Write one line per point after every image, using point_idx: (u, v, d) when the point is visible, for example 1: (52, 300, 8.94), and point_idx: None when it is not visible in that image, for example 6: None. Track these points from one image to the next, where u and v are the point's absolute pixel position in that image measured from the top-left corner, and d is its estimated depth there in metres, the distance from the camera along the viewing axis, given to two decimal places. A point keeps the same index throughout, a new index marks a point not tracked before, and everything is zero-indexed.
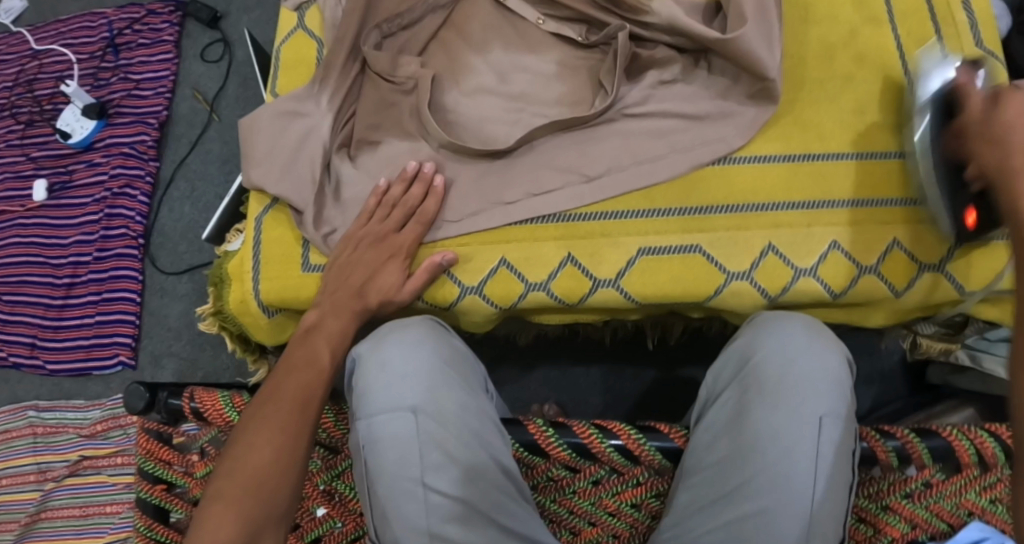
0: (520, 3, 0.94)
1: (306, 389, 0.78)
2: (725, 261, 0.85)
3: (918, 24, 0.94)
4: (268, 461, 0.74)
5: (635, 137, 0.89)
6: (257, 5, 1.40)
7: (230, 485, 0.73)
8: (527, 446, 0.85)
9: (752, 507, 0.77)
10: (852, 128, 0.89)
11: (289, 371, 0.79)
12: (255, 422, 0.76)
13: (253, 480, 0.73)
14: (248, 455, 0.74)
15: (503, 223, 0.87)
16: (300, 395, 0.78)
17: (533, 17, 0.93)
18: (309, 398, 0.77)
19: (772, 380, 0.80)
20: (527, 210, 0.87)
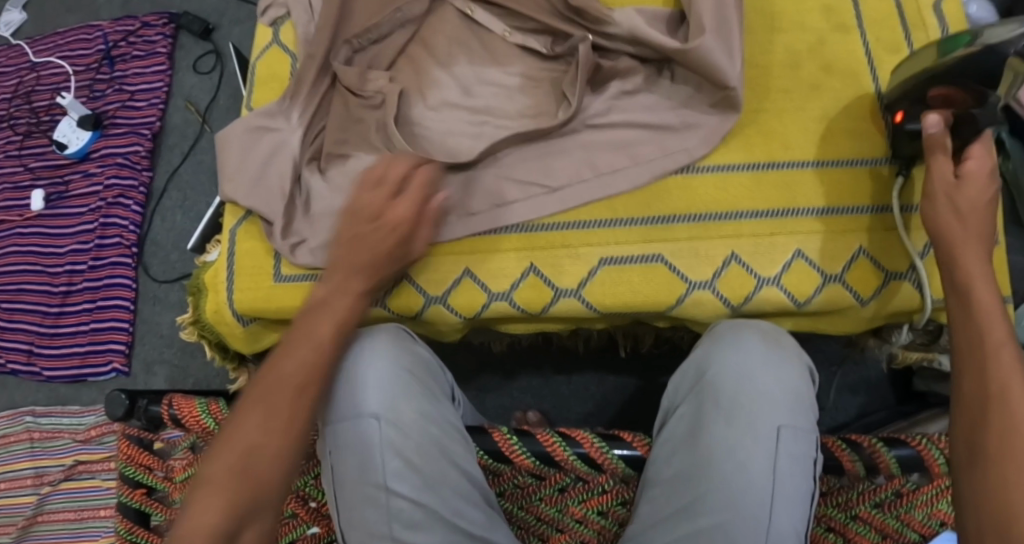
0: (488, 17, 0.96)
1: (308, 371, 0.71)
2: (687, 271, 0.86)
3: (888, 31, 0.94)
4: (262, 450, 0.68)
5: (598, 148, 0.90)
6: (249, 18, 1.43)
7: (215, 474, 0.67)
8: (492, 454, 0.85)
9: (708, 521, 0.77)
10: (816, 134, 0.90)
11: (292, 348, 0.72)
12: (250, 402, 0.70)
13: (243, 468, 0.67)
14: (241, 442, 0.68)
15: (466, 234, 0.88)
16: (300, 374, 0.71)
17: (499, 29, 0.96)
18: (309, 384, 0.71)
19: (728, 391, 0.80)
20: (492, 220, 0.88)
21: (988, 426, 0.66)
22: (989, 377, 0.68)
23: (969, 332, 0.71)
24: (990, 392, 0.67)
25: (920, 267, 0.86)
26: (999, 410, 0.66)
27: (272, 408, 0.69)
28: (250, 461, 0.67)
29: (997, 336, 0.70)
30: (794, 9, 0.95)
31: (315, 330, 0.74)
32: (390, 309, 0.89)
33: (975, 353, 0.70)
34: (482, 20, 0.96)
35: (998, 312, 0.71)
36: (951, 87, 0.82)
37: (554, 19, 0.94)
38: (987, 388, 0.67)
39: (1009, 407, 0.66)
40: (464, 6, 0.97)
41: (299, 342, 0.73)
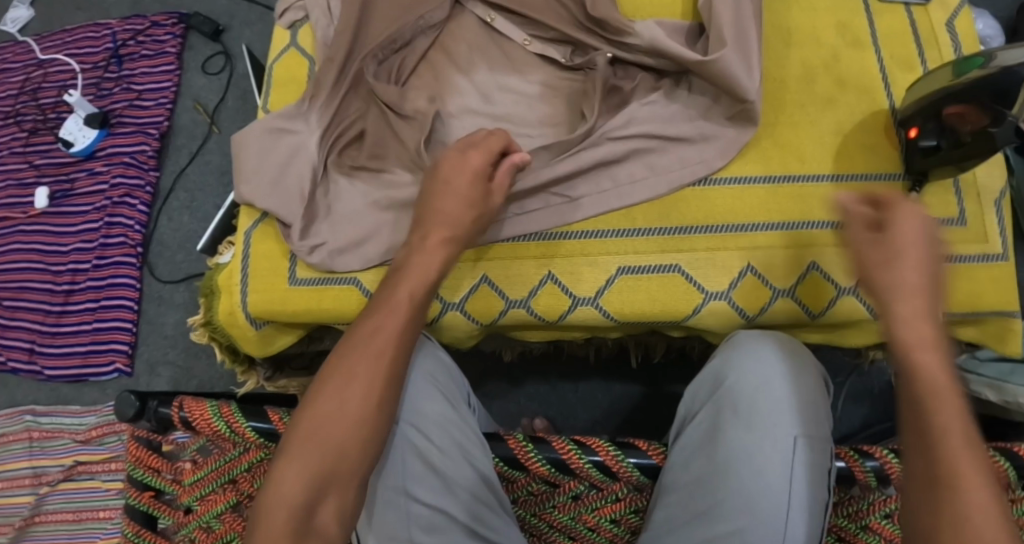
0: (507, 25, 0.97)
1: (388, 341, 0.73)
2: (703, 281, 0.87)
3: (902, 48, 0.95)
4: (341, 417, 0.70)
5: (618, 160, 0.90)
6: (258, 20, 1.43)
7: (298, 444, 0.70)
8: (507, 461, 0.83)
9: (725, 527, 0.79)
10: (831, 149, 0.91)
11: (374, 320, 0.74)
12: (333, 373, 0.72)
13: (326, 438, 0.69)
14: (323, 409, 0.70)
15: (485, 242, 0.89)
16: (381, 345, 0.73)
17: (520, 38, 0.96)
18: (387, 352, 0.72)
19: (746, 400, 0.82)
20: (512, 228, 0.88)
21: (938, 514, 0.62)
22: (936, 456, 0.63)
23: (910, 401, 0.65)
24: (933, 472, 0.63)
25: None
26: (946, 497, 0.62)
27: (351, 379, 0.71)
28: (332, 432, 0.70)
29: (946, 409, 0.63)
30: (809, 23, 0.96)
31: (396, 300, 0.75)
32: None
33: (919, 423, 0.64)
34: (502, 28, 0.97)
35: (947, 374, 0.64)
36: (967, 105, 0.83)
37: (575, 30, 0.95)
38: (933, 467, 0.63)
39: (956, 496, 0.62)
40: (484, 14, 0.98)
41: (381, 314, 0.74)
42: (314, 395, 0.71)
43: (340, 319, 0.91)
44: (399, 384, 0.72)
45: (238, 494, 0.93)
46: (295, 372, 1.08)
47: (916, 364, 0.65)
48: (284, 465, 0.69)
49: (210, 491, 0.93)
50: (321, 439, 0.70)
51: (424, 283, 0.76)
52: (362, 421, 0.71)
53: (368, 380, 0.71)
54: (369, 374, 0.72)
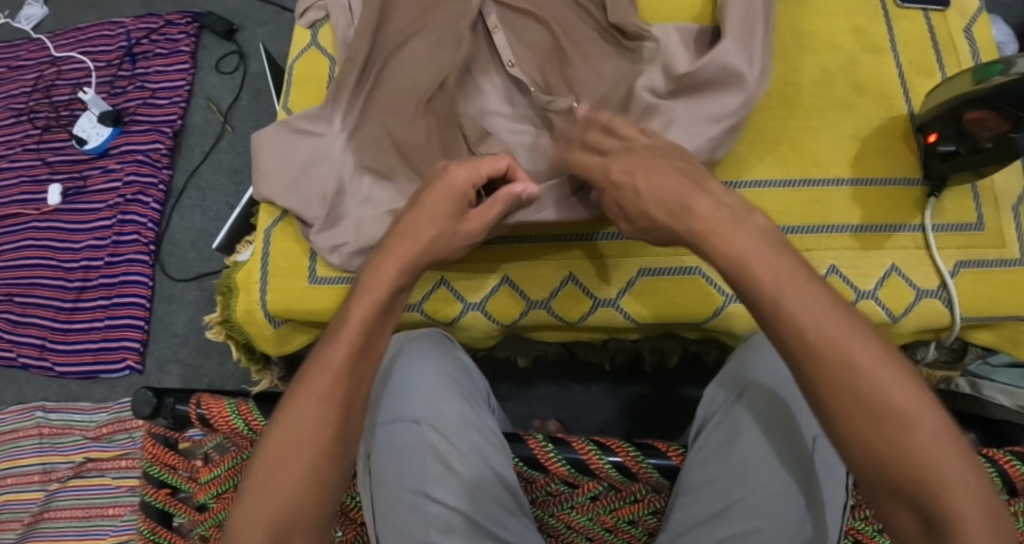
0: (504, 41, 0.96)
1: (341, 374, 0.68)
2: (725, 284, 0.87)
3: (920, 53, 0.95)
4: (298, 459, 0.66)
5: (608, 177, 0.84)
6: (272, 19, 1.43)
7: (255, 493, 0.66)
8: (528, 461, 0.85)
9: (742, 527, 0.79)
10: (850, 152, 0.92)
11: (328, 354, 0.69)
12: (285, 416, 0.67)
13: (283, 489, 0.65)
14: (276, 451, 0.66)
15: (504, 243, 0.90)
16: (334, 384, 0.68)
17: (505, 57, 0.95)
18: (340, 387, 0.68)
19: (766, 400, 0.82)
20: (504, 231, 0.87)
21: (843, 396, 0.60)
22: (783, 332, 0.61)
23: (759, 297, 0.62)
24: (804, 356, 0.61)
25: (950, 285, 0.87)
26: (831, 368, 0.60)
27: (305, 420, 0.67)
28: (289, 480, 0.66)
29: (793, 291, 0.61)
30: (828, 29, 0.96)
31: (349, 331, 0.70)
32: (425, 314, 0.90)
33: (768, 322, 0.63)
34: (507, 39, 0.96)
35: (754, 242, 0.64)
36: (987, 110, 0.82)
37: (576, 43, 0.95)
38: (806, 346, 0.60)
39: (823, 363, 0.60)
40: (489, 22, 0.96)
41: (335, 347, 0.69)
42: (268, 441, 0.67)
43: None
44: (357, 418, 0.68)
45: None
46: None
47: (752, 275, 0.62)
48: (242, 514, 0.66)
49: (227, 489, 0.93)
50: (279, 491, 0.65)
51: (382, 305, 0.71)
52: (321, 467, 0.66)
53: (322, 424, 0.67)
54: (324, 418, 0.67)
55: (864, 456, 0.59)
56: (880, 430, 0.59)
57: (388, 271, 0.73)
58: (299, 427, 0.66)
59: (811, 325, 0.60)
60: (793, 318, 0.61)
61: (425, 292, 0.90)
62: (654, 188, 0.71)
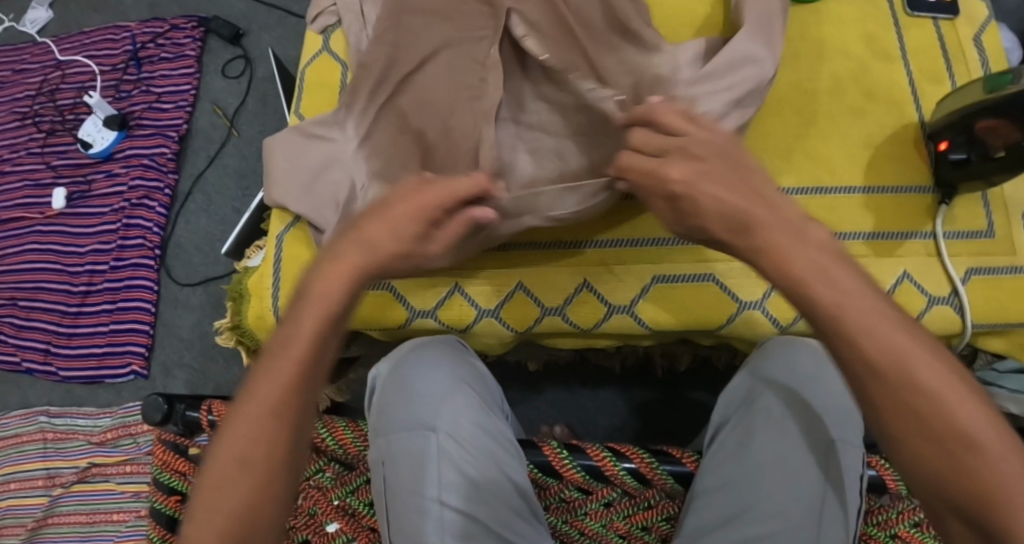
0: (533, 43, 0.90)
1: (286, 391, 0.65)
2: (738, 291, 0.88)
3: (930, 62, 0.96)
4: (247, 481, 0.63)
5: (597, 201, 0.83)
6: (278, 24, 1.42)
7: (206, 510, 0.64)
8: (542, 467, 0.86)
9: (756, 531, 0.80)
10: (861, 159, 0.93)
11: (273, 365, 0.65)
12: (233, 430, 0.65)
13: (229, 504, 0.63)
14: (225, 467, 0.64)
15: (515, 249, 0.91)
16: (279, 396, 0.64)
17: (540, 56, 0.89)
18: (286, 404, 0.64)
19: (781, 406, 0.83)
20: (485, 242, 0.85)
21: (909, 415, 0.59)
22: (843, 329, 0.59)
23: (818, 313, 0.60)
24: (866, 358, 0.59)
25: (962, 292, 0.88)
26: (897, 388, 0.58)
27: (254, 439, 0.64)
28: (234, 496, 0.63)
29: (859, 311, 0.59)
30: (839, 37, 0.97)
31: (298, 340, 0.65)
32: (440, 321, 0.90)
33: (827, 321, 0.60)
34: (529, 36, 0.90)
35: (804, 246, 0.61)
36: (999, 119, 0.83)
37: (609, 46, 0.91)
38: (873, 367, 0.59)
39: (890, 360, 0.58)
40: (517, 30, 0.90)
41: (280, 357, 0.65)
42: (214, 452, 0.64)
43: (372, 325, 0.91)
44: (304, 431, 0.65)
45: None
46: None
47: (813, 295, 0.60)
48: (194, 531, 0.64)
49: None
50: (224, 507, 0.63)
51: (334, 311, 0.66)
52: (268, 483, 0.64)
53: (271, 440, 0.64)
54: (270, 432, 0.64)
55: (926, 476, 0.58)
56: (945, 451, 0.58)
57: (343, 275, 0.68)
58: (244, 441, 0.64)
59: (879, 340, 0.59)
60: (858, 339, 0.59)
61: (440, 299, 0.90)
62: (713, 202, 0.65)
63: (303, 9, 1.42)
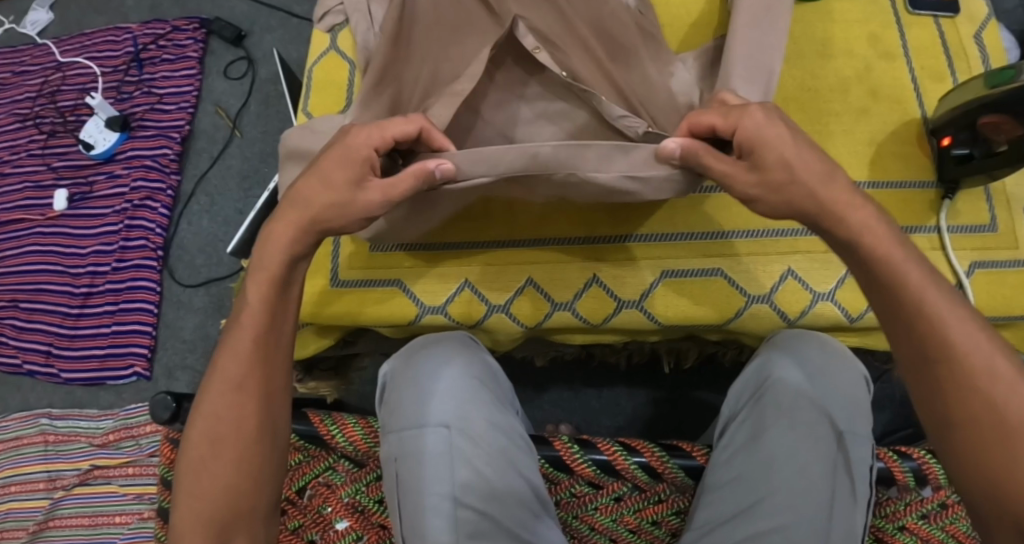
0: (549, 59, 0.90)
1: (242, 367, 0.73)
2: (745, 285, 0.89)
3: (932, 60, 0.97)
4: (221, 452, 0.72)
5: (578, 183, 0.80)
6: (281, 25, 1.42)
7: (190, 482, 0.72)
8: (554, 462, 0.86)
9: (769, 524, 0.80)
10: (866, 156, 0.94)
11: (231, 348, 0.73)
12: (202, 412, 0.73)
13: (211, 484, 0.72)
14: (200, 442, 0.72)
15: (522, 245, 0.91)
16: (238, 376, 0.73)
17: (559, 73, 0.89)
18: (242, 378, 0.72)
19: (790, 398, 0.83)
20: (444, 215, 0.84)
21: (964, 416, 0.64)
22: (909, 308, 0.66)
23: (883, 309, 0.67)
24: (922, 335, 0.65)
25: (966, 285, 0.89)
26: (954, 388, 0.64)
27: (220, 413, 0.72)
28: (216, 477, 0.72)
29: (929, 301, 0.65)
30: (842, 35, 0.98)
31: (244, 324, 0.74)
32: (450, 316, 0.91)
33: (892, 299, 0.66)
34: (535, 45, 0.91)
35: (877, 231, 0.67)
36: (1001, 115, 0.84)
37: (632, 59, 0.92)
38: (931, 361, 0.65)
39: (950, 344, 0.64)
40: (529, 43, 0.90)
41: (234, 339, 0.73)
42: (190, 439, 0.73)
43: (382, 322, 0.91)
44: (269, 397, 0.73)
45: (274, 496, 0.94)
46: (323, 375, 1.06)
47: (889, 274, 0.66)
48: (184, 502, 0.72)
49: None
50: (207, 487, 0.72)
51: (277, 279, 0.74)
52: (244, 458, 0.72)
53: (238, 417, 0.72)
54: (232, 411, 0.72)
55: (975, 472, 0.64)
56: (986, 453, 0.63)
57: (287, 252, 0.74)
58: (212, 424, 0.72)
59: (948, 339, 0.64)
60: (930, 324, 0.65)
61: (449, 294, 0.91)
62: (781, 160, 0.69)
63: (305, 11, 1.43)
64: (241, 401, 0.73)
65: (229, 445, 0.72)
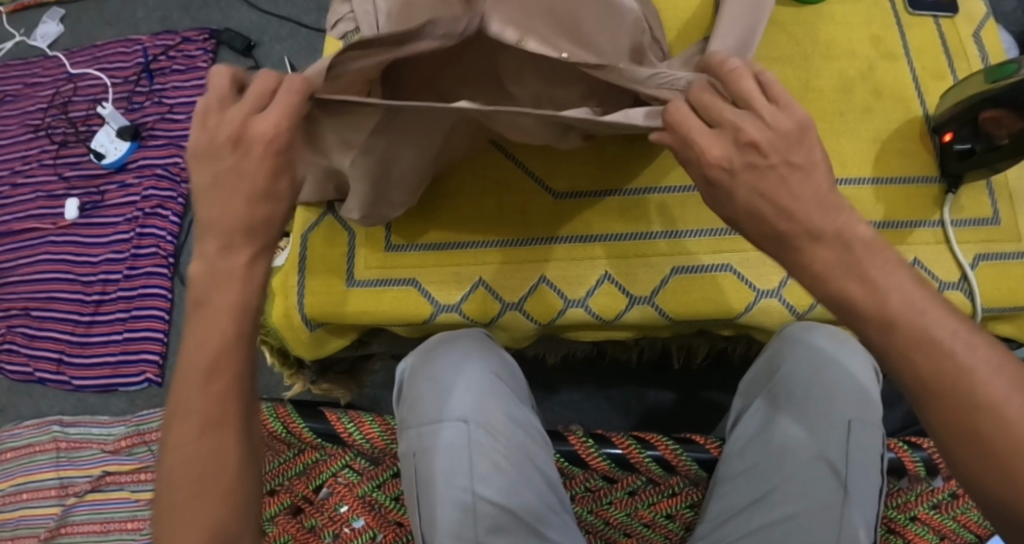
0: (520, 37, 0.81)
1: (221, 397, 0.67)
2: (755, 279, 0.90)
3: (932, 59, 1.00)
4: (209, 492, 0.66)
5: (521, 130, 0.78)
6: (290, 35, 1.44)
7: (170, 523, 0.66)
8: (569, 457, 0.88)
9: (782, 512, 0.82)
10: (870, 154, 0.96)
11: (200, 376, 0.67)
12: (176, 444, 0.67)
13: (196, 526, 0.66)
14: (179, 481, 0.66)
15: (525, 242, 0.93)
16: (209, 409, 0.67)
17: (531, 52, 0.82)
18: (224, 410, 0.67)
19: (803, 387, 0.84)
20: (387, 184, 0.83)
21: (977, 435, 0.60)
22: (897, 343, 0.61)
23: (870, 321, 0.62)
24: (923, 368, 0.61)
25: (971, 277, 0.91)
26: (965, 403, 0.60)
27: (198, 444, 0.66)
28: (204, 515, 0.66)
29: (908, 322, 0.61)
30: (844, 36, 1.00)
31: (207, 350, 0.67)
32: (465, 315, 0.92)
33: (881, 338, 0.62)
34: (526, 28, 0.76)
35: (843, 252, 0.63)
36: (1002, 109, 0.87)
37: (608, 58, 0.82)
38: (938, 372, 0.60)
39: (949, 368, 0.60)
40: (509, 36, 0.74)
41: (205, 365, 0.67)
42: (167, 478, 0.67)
43: (396, 320, 0.93)
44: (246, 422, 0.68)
45: (291, 495, 0.97)
46: (337, 377, 1.07)
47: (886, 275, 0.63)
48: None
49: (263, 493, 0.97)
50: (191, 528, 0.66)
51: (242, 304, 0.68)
52: (230, 491, 0.67)
53: (220, 450, 0.67)
54: (212, 443, 0.67)
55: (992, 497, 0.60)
56: (1005, 469, 0.59)
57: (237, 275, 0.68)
58: (192, 462, 0.66)
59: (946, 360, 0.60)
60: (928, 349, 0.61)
61: (463, 292, 0.92)
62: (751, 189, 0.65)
63: (314, 20, 1.45)
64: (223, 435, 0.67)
65: (216, 486, 0.66)
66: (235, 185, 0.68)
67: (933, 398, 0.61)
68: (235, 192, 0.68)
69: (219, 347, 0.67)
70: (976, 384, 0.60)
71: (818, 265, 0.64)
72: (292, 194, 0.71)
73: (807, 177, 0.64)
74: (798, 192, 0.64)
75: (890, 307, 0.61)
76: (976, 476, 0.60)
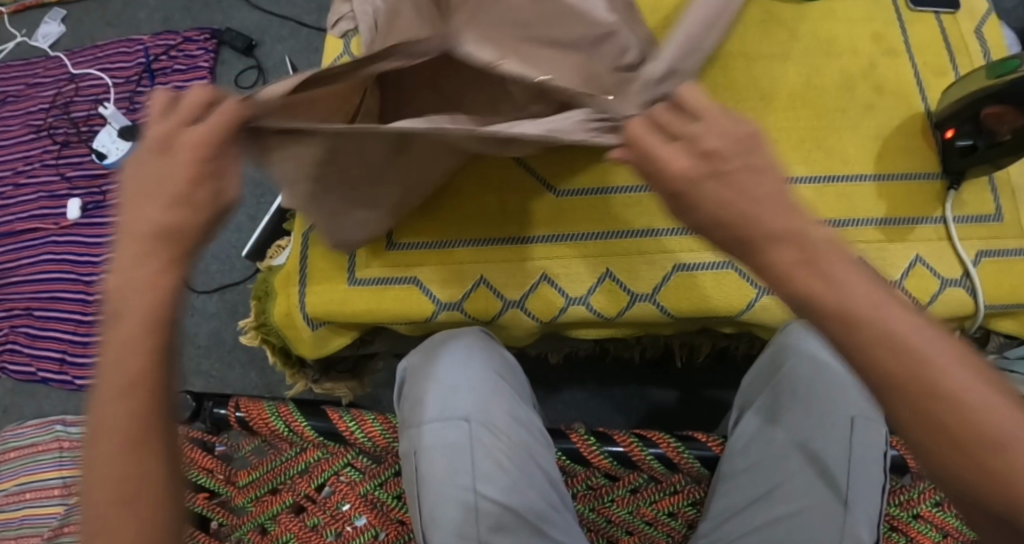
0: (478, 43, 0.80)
1: (136, 416, 0.63)
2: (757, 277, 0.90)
3: (934, 55, 0.99)
4: (123, 517, 0.62)
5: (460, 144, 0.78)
6: (291, 35, 1.44)
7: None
8: (570, 454, 0.88)
9: (786, 509, 0.81)
10: (872, 150, 0.96)
11: (115, 394, 0.63)
12: (94, 465, 0.63)
13: None
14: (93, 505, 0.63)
15: (524, 240, 0.93)
16: (125, 429, 0.63)
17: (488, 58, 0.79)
18: (142, 431, 0.63)
19: (805, 386, 0.85)
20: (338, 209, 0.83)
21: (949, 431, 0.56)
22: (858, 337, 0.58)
23: (831, 317, 0.59)
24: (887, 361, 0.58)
25: (973, 274, 0.91)
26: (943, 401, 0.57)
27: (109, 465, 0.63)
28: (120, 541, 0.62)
29: (868, 317, 0.58)
30: (846, 33, 1.00)
31: (130, 367, 0.63)
32: (466, 313, 0.92)
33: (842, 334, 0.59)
34: (502, 47, 0.80)
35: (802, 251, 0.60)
36: (1005, 106, 0.86)
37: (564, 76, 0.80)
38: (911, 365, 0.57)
39: (914, 361, 0.57)
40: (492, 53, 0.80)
41: (117, 382, 0.63)
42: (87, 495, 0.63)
43: (397, 319, 0.93)
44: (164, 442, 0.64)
45: (293, 494, 0.96)
46: (339, 376, 1.07)
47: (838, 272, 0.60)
48: None
49: (265, 493, 0.97)
50: None
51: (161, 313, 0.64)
52: (151, 516, 0.63)
53: (140, 472, 0.63)
54: (130, 460, 0.63)
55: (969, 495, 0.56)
56: (978, 461, 0.56)
57: (158, 287, 0.64)
58: (107, 485, 0.63)
59: (908, 352, 0.57)
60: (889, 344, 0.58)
61: (465, 291, 0.92)
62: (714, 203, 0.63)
63: (315, 20, 1.45)
64: (139, 458, 0.63)
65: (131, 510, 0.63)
66: (158, 190, 0.65)
67: (895, 393, 0.57)
68: (156, 196, 0.65)
69: (133, 361, 0.63)
70: (937, 378, 0.57)
71: (781, 266, 0.61)
72: (220, 201, 0.67)
73: (762, 179, 0.63)
74: (757, 195, 0.62)
75: (850, 304, 0.59)
76: (950, 475, 0.57)
